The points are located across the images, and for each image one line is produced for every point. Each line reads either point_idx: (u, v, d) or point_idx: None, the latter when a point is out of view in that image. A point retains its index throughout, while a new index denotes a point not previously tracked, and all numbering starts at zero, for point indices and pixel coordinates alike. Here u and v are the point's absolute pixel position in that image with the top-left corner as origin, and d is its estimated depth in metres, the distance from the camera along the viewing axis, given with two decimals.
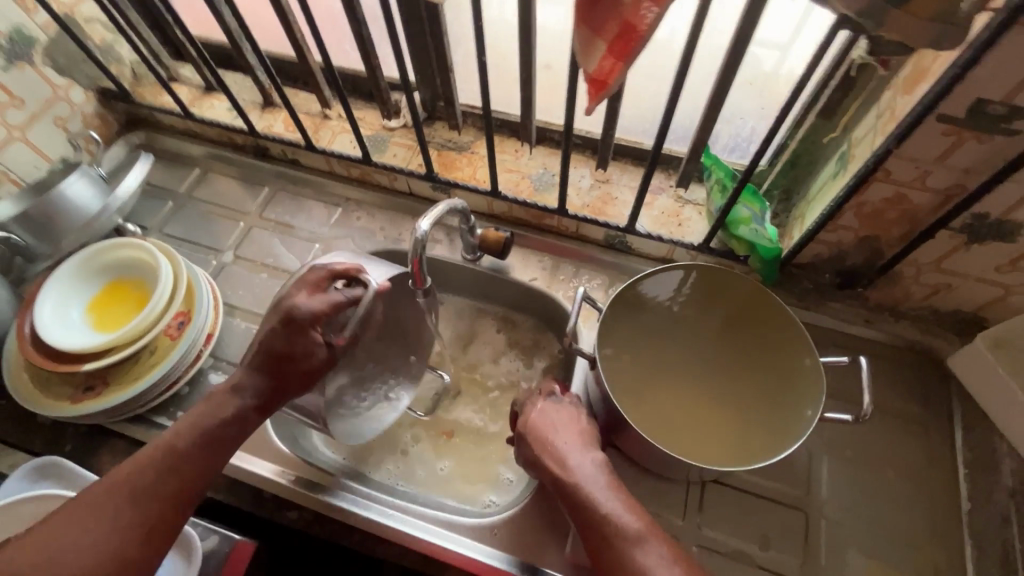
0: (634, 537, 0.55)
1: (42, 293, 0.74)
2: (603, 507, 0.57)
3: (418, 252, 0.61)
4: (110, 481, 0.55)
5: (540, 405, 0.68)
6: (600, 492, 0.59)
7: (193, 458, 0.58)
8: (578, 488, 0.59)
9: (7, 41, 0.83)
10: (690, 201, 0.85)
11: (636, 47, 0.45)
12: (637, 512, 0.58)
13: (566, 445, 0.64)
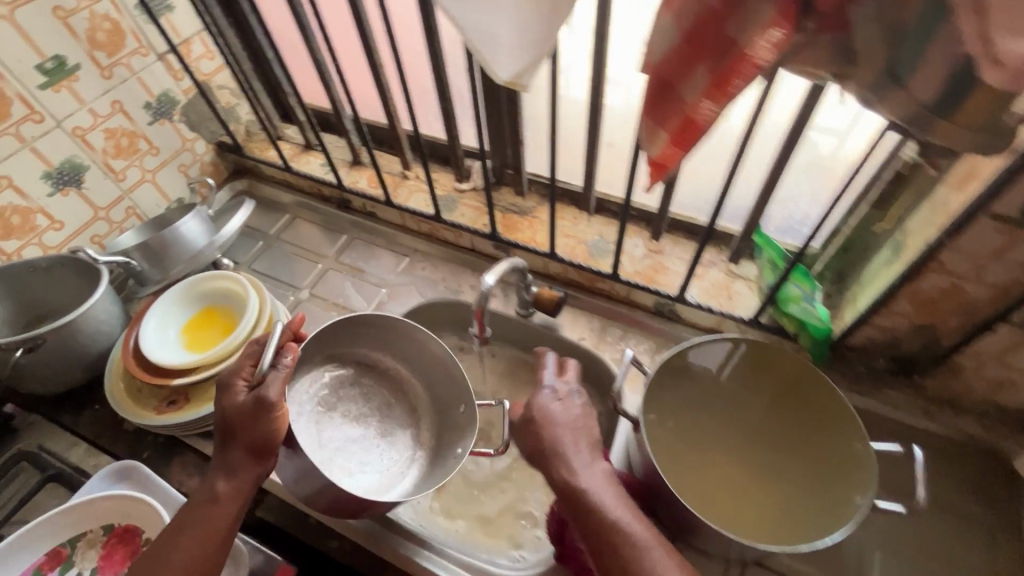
0: (642, 550, 0.52)
1: (148, 313, 0.85)
2: (612, 517, 0.54)
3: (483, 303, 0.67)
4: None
5: (547, 400, 0.63)
6: (608, 498, 0.56)
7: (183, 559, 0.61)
8: (587, 494, 0.56)
9: (157, 102, 0.99)
10: (742, 276, 0.87)
11: (698, 139, 0.51)
12: (647, 528, 0.54)
13: (574, 445, 0.60)
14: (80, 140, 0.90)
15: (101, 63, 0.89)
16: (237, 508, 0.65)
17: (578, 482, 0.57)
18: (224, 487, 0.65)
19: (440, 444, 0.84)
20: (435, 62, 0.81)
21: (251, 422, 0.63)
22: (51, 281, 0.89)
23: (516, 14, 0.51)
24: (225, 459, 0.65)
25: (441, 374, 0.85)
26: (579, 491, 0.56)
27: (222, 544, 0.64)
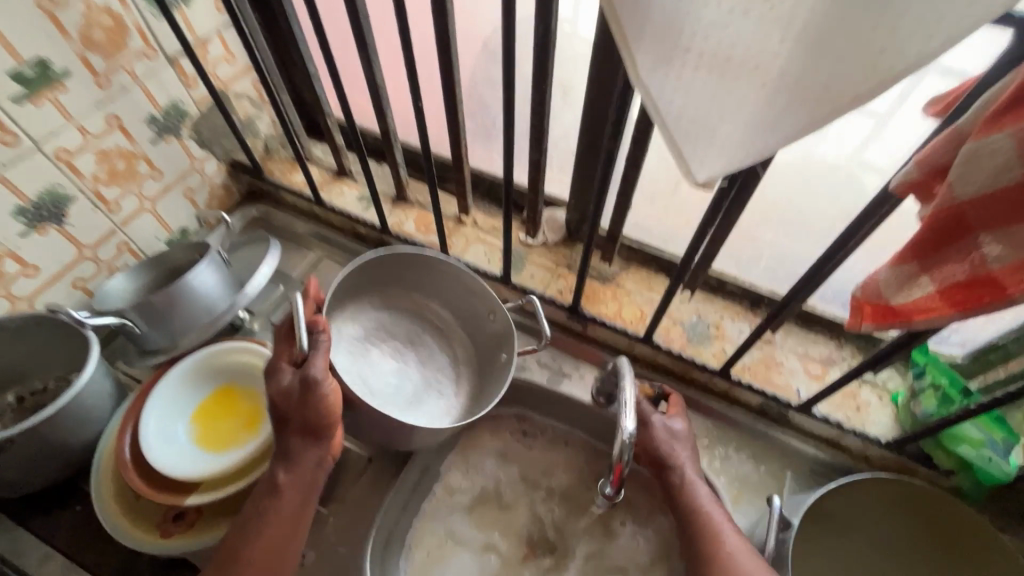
0: (728, 555, 0.58)
1: (149, 400, 0.67)
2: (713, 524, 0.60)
3: (624, 456, 0.51)
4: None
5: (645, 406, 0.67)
6: (713, 509, 0.62)
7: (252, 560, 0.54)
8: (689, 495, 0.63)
9: (164, 115, 0.79)
10: (870, 381, 0.75)
11: (987, 303, 0.37)
12: (746, 545, 0.58)
13: (689, 455, 0.65)
14: (65, 164, 0.70)
15: (97, 68, 0.69)
16: (300, 501, 0.58)
17: (688, 490, 0.63)
18: (285, 478, 0.57)
19: (483, 356, 0.81)
20: (539, 108, 0.64)
21: (304, 404, 0.56)
22: (26, 338, 0.70)
23: (757, 110, 0.35)
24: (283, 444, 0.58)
25: (466, 296, 0.79)
26: (686, 496, 0.62)
27: (294, 538, 0.57)
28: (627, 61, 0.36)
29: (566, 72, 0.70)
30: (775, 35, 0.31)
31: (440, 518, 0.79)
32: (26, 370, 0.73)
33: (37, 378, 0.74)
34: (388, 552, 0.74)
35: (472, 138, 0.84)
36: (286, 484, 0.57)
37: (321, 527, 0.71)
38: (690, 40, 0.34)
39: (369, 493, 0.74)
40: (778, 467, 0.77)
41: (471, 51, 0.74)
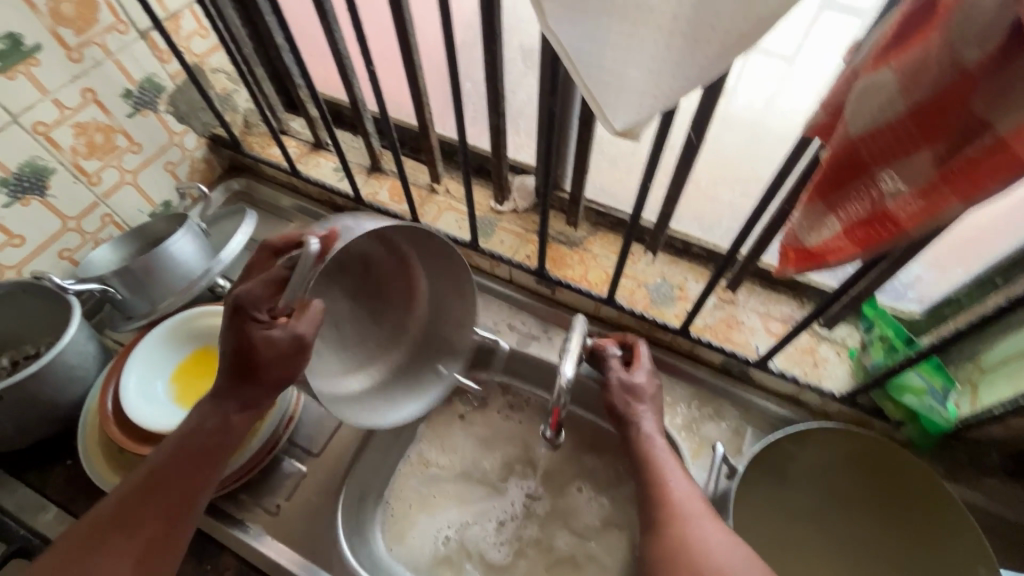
0: (666, 483, 0.57)
1: (130, 360, 0.71)
2: (655, 454, 0.60)
3: (561, 400, 0.54)
4: (84, 546, 0.49)
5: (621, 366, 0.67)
6: (660, 448, 0.61)
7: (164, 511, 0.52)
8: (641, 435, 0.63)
9: (139, 89, 0.82)
10: (828, 338, 0.76)
11: (884, 240, 0.38)
12: (695, 496, 0.56)
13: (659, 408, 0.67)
14: (43, 137, 0.73)
15: (68, 42, 0.71)
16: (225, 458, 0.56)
17: (644, 440, 0.62)
18: (238, 419, 0.57)
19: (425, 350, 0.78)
20: (492, 72, 0.65)
21: (287, 360, 0.55)
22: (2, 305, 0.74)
23: (658, 55, 0.37)
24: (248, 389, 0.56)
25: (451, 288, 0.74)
26: (642, 450, 0.61)
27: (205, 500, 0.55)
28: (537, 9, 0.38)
29: (523, 35, 0.71)
30: None
31: (412, 474, 0.82)
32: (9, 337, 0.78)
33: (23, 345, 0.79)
34: (362, 505, 0.78)
35: (439, 105, 0.85)
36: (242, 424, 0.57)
37: (297, 480, 0.74)
38: None
39: (342, 447, 0.77)
40: (739, 423, 0.79)
41: (431, 18, 0.75)
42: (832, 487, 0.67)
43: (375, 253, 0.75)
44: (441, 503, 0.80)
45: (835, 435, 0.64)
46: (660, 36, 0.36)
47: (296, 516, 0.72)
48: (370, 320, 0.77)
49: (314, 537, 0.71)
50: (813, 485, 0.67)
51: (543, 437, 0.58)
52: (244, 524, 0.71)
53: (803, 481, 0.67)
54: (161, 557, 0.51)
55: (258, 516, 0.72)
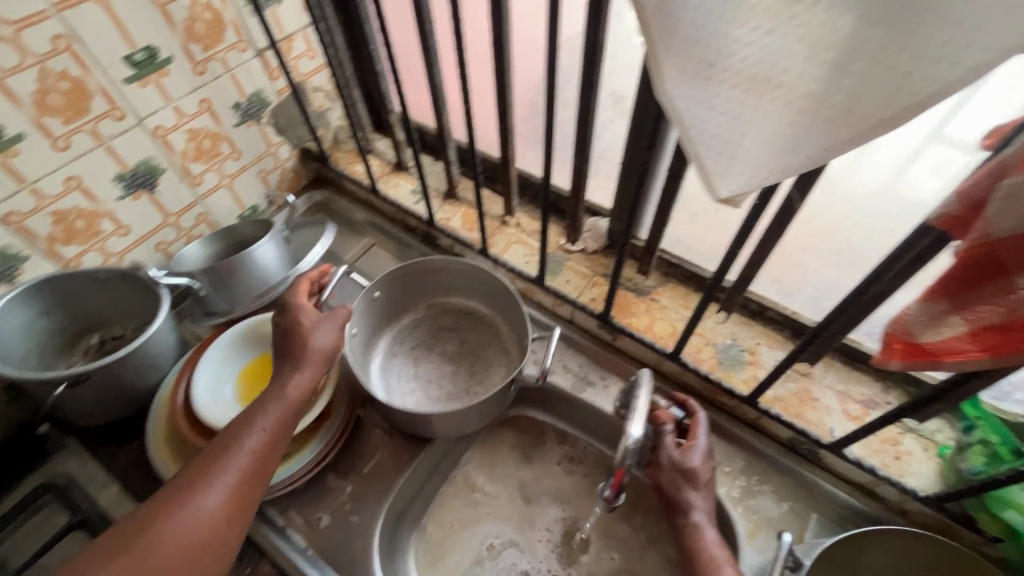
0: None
1: (206, 355, 0.75)
2: (707, 548, 0.59)
3: (626, 462, 0.52)
4: (185, 477, 0.52)
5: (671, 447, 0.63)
6: (711, 539, 0.60)
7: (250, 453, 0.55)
8: (692, 529, 0.60)
9: (247, 102, 0.88)
10: (914, 431, 0.70)
11: (1021, 348, 0.35)
12: None
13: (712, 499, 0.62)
14: (160, 140, 0.79)
15: (195, 56, 0.77)
16: (299, 408, 0.60)
17: (693, 529, 0.60)
18: (294, 386, 0.60)
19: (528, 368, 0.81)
20: (584, 118, 0.65)
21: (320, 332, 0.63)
22: (101, 290, 0.79)
23: (780, 128, 0.35)
24: (307, 362, 0.62)
25: (497, 296, 0.85)
26: (690, 541, 0.60)
27: (283, 443, 0.58)
28: (656, 73, 0.38)
29: (619, 84, 0.71)
30: (802, 55, 0.32)
31: (451, 505, 0.81)
32: (98, 318, 0.83)
33: (110, 326, 0.84)
34: (397, 529, 0.77)
35: (523, 141, 0.87)
36: (303, 389, 0.60)
37: (340, 495, 0.75)
38: (718, 56, 0.34)
39: (386, 467, 0.77)
40: (803, 505, 0.73)
41: (528, 57, 0.76)
42: None
43: (444, 309, 0.90)
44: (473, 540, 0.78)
45: (908, 543, 0.60)
46: (788, 111, 0.34)
47: (334, 532, 0.72)
48: (461, 358, 0.86)
49: (350, 556, 0.71)
50: None
51: (600, 496, 0.56)
52: (284, 531, 0.72)
53: None
54: (243, 500, 0.53)
55: (299, 526, 0.72)
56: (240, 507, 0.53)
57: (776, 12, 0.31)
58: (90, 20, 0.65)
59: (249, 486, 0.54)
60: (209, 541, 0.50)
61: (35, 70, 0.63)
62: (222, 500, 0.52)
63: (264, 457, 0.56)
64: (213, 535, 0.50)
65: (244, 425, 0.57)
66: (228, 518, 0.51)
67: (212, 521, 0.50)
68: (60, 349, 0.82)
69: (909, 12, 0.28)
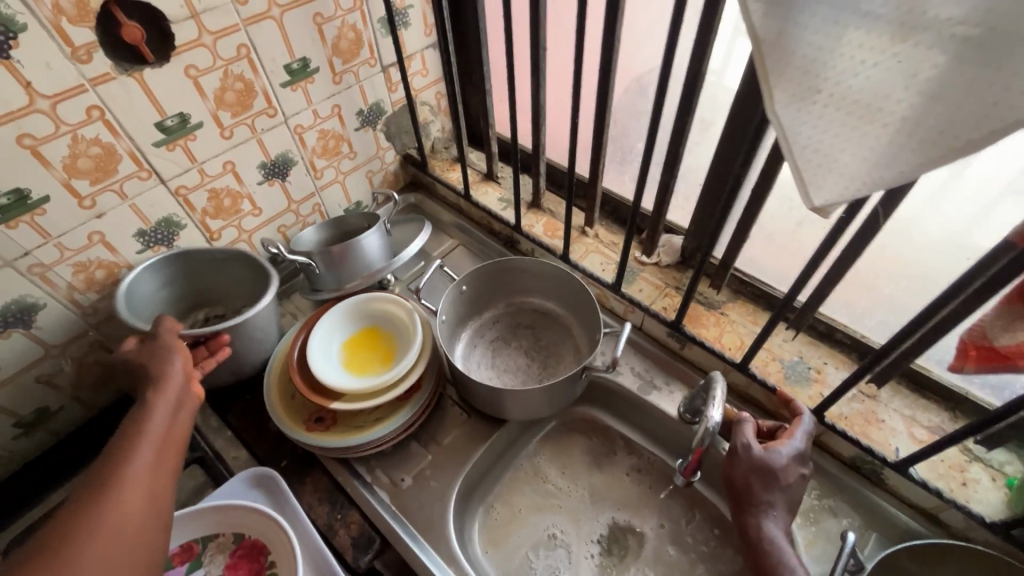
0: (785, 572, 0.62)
1: (320, 322, 0.85)
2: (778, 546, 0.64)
3: (705, 442, 0.57)
4: (86, 492, 0.47)
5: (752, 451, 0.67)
6: (780, 537, 0.65)
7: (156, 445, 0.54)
8: (760, 525, 0.65)
9: (368, 110, 1.00)
10: (982, 460, 0.72)
11: None
12: None
13: (791, 502, 0.67)
14: (297, 137, 0.92)
15: (336, 68, 0.90)
16: (182, 417, 0.59)
17: (762, 525, 0.65)
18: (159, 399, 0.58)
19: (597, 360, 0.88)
20: (678, 138, 0.73)
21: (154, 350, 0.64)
22: (226, 269, 0.90)
23: (877, 145, 0.41)
24: (167, 380, 0.60)
25: (574, 299, 0.92)
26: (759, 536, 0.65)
27: (179, 448, 0.56)
28: (767, 96, 0.45)
29: (708, 112, 0.78)
30: (902, 84, 0.38)
31: (517, 486, 0.88)
32: (208, 295, 0.92)
33: (214, 305, 0.94)
34: (467, 504, 0.84)
35: (610, 161, 0.95)
36: (173, 402, 0.59)
37: (421, 462, 0.82)
38: (826, 83, 0.41)
39: (463, 442, 0.84)
40: (863, 524, 0.75)
41: (625, 84, 0.85)
42: None
43: (522, 307, 0.98)
44: (540, 526, 0.83)
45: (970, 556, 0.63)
46: (884, 132, 0.41)
47: (415, 494, 0.79)
48: (535, 352, 0.94)
49: (427, 517, 0.77)
50: None
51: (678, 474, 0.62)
52: (371, 487, 0.79)
53: None
54: (162, 485, 0.51)
55: (384, 485, 0.80)
56: (162, 493, 0.51)
57: (881, 49, 0.38)
58: (267, 34, 0.79)
59: (158, 475, 0.51)
60: (143, 528, 0.47)
61: (220, 71, 0.77)
62: (144, 495, 0.49)
63: (167, 453, 0.54)
64: (146, 521, 0.48)
65: (122, 446, 0.52)
66: (150, 508, 0.49)
67: (135, 508, 0.48)
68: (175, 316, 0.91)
69: (1001, 53, 0.34)
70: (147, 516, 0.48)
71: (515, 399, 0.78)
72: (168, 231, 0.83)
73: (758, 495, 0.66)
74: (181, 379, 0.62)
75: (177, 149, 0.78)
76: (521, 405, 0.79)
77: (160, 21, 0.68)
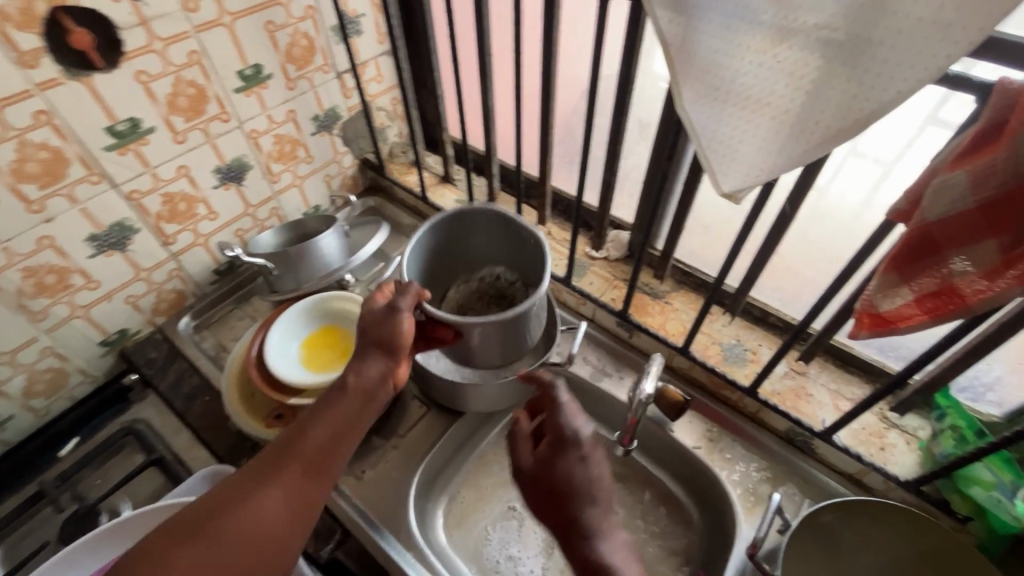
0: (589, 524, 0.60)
1: (277, 322, 0.87)
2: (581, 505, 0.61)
3: (637, 412, 0.63)
4: (257, 467, 0.59)
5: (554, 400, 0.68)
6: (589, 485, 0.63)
7: (317, 446, 0.60)
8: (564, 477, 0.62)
9: (323, 115, 1.03)
10: (898, 426, 0.78)
11: (952, 311, 0.45)
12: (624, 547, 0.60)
13: (593, 484, 0.62)
14: (252, 141, 0.94)
15: (290, 74, 0.93)
16: (361, 404, 0.64)
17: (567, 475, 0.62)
18: (354, 380, 0.64)
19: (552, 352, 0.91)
20: (615, 137, 0.78)
21: (380, 326, 0.65)
22: (525, 258, 0.82)
23: (767, 137, 0.47)
24: (366, 360, 0.65)
25: None
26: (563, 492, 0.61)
27: (352, 435, 0.63)
28: (676, 94, 0.50)
29: (644, 113, 0.84)
30: (783, 83, 0.44)
31: (476, 473, 0.90)
32: (464, 262, 0.89)
33: (487, 265, 0.89)
34: (428, 494, 0.86)
35: (558, 162, 1.00)
36: (366, 384, 0.64)
37: (381, 454, 0.84)
38: (723, 82, 0.47)
39: (423, 434, 0.87)
40: (795, 491, 0.81)
41: (569, 88, 0.90)
42: (879, 560, 0.70)
43: None
44: (501, 500, 0.88)
45: (891, 512, 0.68)
46: (773, 124, 0.46)
47: (376, 485, 0.81)
48: None
49: (388, 506, 0.80)
50: (863, 554, 0.71)
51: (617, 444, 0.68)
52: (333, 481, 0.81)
53: (855, 549, 0.71)
54: (316, 482, 0.59)
55: (345, 478, 0.82)
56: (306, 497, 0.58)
57: (764, 51, 0.43)
58: (219, 41, 0.81)
59: (310, 477, 0.59)
60: (276, 527, 0.56)
61: (171, 77, 0.78)
62: (285, 498, 0.57)
63: (331, 448, 0.61)
64: (280, 523, 0.56)
65: (297, 434, 0.61)
66: (295, 508, 0.57)
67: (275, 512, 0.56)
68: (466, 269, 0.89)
69: (857, 55, 0.40)
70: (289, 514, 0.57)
71: (472, 390, 0.81)
72: (121, 235, 0.84)
73: (561, 507, 0.61)
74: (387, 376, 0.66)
75: (129, 154, 0.79)
76: (478, 395, 0.82)
77: (108, 27, 0.69)
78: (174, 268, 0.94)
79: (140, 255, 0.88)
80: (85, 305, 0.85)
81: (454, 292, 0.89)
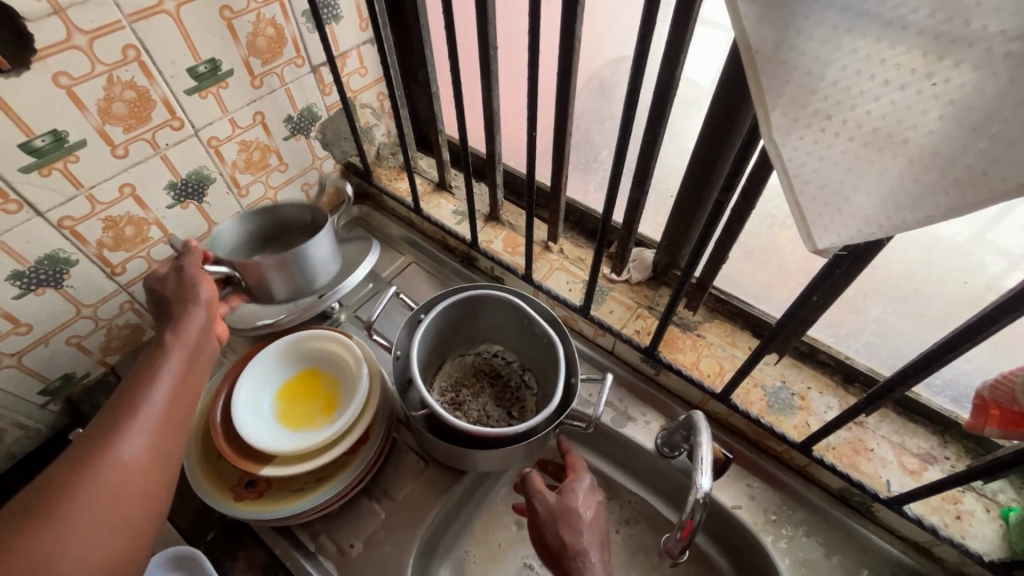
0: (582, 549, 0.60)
1: (247, 368, 0.74)
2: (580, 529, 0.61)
3: (693, 515, 0.54)
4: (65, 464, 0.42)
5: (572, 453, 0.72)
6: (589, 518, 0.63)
7: (152, 418, 0.48)
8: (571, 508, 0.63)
9: (298, 116, 0.88)
10: (976, 490, 0.68)
11: None
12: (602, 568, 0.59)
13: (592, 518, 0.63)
14: (213, 151, 0.79)
15: (255, 70, 0.77)
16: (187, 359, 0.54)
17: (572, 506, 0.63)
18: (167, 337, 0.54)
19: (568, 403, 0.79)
20: (649, 150, 0.64)
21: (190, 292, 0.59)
22: (530, 343, 0.81)
23: (891, 184, 0.34)
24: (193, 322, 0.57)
25: (537, 347, 0.81)
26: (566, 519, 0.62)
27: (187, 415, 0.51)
28: (762, 118, 0.37)
29: (679, 118, 0.71)
30: (934, 112, 0.30)
31: (481, 531, 0.79)
32: (471, 339, 0.87)
33: (486, 341, 0.87)
34: (429, 564, 0.75)
35: (572, 170, 0.87)
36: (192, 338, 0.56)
37: (373, 522, 0.73)
38: (836, 108, 0.33)
39: (420, 495, 0.75)
40: (853, 561, 0.70)
41: (588, 86, 0.76)
42: None
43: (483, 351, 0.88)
44: (516, 555, 0.77)
45: None
46: (906, 168, 0.33)
47: (367, 562, 0.70)
48: (498, 396, 0.84)
49: None
50: None
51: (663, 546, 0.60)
52: (316, 558, 0.70)
53: None
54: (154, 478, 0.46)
55: (330, 553, 0.70)
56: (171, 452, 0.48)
57: (912, 68, 0.30)
58: (161, 31, 0.65)
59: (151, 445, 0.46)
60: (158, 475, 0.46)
61: (103, 79, 0.63)
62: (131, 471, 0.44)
63: (171, 422, 0.49)
64: (156, 474, 0.46)
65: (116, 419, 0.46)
66: (151, 470, 0.46)
67: (135, 470, 0.44)
68: (467, 342, 0.87)
69: None
70: (115, 517, 0.42)
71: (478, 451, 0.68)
72: (55, 270, 0.70)
73: (563, 536, 0.61)
74: (205, 321, 0.58)
75: (55, 173, 0.64)
76: (486, 457, 0.69)
77: (12, 17, 0.54)
78: (126, 301, 0.80)
79: (82, 291, 0.74)
80: (15, 352, 0.71)
81: (451, 366, 0.87)
